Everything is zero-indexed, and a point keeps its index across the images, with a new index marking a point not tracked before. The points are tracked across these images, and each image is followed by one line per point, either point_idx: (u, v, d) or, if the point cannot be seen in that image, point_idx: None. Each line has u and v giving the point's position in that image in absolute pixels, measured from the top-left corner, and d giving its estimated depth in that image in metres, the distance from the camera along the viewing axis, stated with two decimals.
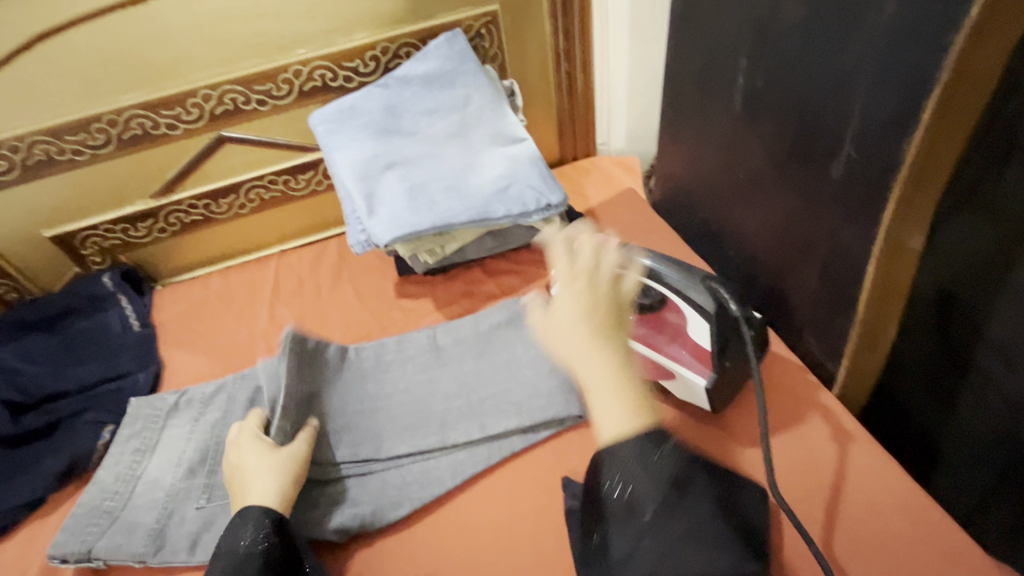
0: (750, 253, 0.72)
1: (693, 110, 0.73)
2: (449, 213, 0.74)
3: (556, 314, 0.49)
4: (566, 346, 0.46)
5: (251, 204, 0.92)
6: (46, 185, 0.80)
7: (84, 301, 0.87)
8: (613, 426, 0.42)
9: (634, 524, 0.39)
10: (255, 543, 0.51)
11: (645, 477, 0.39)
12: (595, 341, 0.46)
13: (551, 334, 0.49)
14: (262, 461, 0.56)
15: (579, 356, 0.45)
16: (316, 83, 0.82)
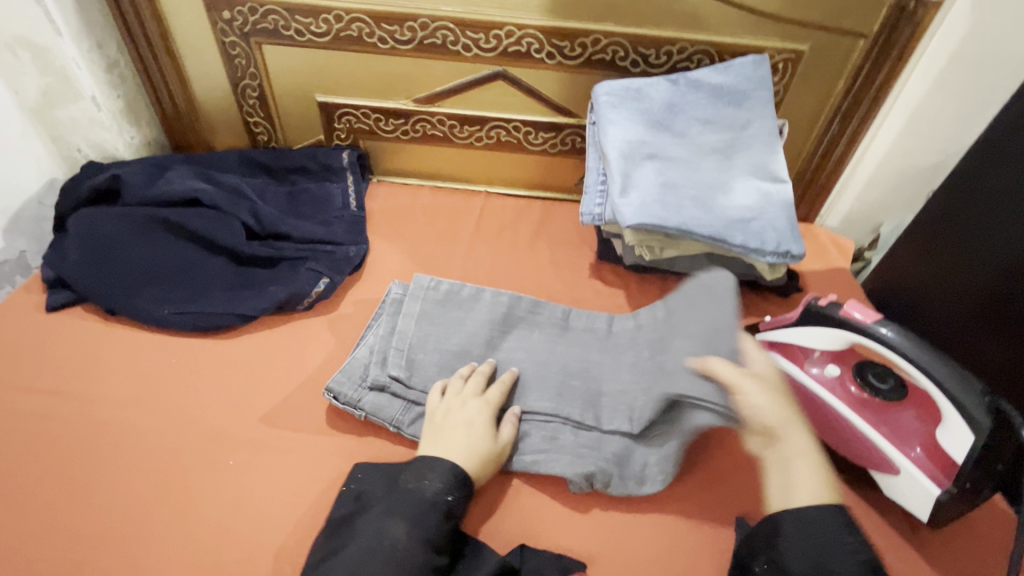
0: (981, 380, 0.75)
1: (957, 232, 0.78)
2: (693, 221, 0.74)
3: (756, 400, 0.54)
4: (773, 408, 0.53)
5: (486, 140, 0.97)
6: (341, 58, 0.88)
7: (319, 168, 0.96)
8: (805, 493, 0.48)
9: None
10: (439, 492, 0.53)
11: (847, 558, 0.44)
12: (789, 414, 0.53)
13: (748, 401, 0.54)
14: (480, 440, 0.58)
15: (774, 425, 0.53)
16: (604, 57, 0.85)
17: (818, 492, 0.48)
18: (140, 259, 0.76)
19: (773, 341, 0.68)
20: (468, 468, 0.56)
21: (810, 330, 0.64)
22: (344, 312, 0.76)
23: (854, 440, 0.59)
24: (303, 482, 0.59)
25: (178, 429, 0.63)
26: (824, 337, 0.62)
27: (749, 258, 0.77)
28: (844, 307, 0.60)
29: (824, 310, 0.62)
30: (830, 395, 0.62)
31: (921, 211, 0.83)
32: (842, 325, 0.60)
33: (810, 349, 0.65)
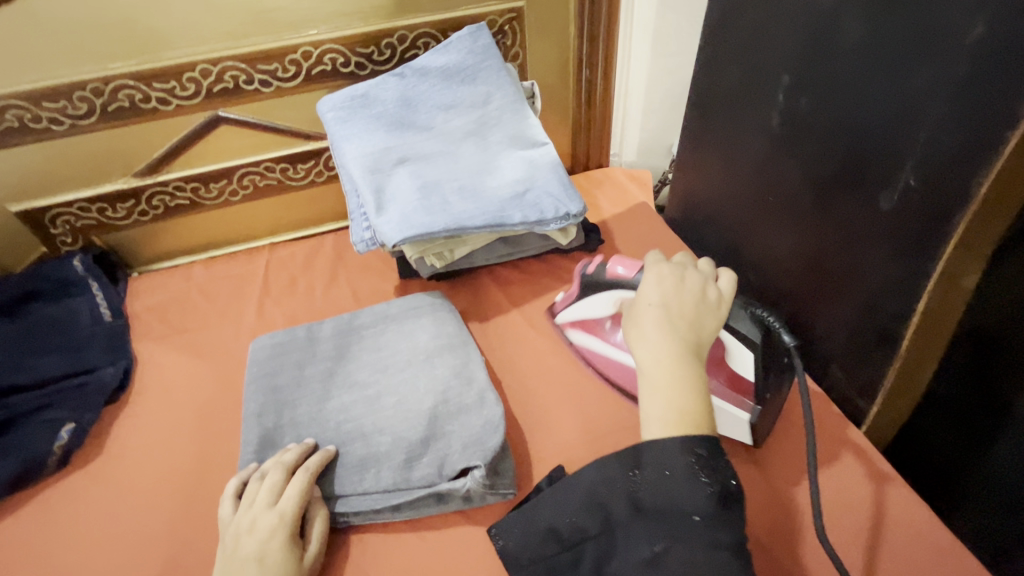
0: (776, 279, 0.70)
1: (719, 131, 0.73)
2: (464, 216, 0.69)
3: (641, 305, 0.52)
4: (644, 329, 0.50)
5: (243, 191, 0.85)
6: (15, 155, 0.73)
7: (51, 287, 0.79)
8: (658, 424, 0.46)
9: (675, 522, 0.43)
10: None
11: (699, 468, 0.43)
12: (648, 325, 0.51)
13: (640, 320, 0.51)
14: (258, 548, 0.48)
15: (651, 369, 0.48)
16: (325, 67, 0.76)
17: (670, 419, 0.46)
18: None
19: (572, 320, 0.68)
20: None
21: (589, 299, 0.65)
22: (112, 451, 0.64)
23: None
24: None
25: None
26: (602, 302, 0.63)
27: (537, 230, 0.74)
28: (611, 269, 0.62)
29: (596, 276, 0.64)
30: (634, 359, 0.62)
31: (686, 123, 0.80)
32: (613, 287, 0.62)
33: (600, 318, 0.65)
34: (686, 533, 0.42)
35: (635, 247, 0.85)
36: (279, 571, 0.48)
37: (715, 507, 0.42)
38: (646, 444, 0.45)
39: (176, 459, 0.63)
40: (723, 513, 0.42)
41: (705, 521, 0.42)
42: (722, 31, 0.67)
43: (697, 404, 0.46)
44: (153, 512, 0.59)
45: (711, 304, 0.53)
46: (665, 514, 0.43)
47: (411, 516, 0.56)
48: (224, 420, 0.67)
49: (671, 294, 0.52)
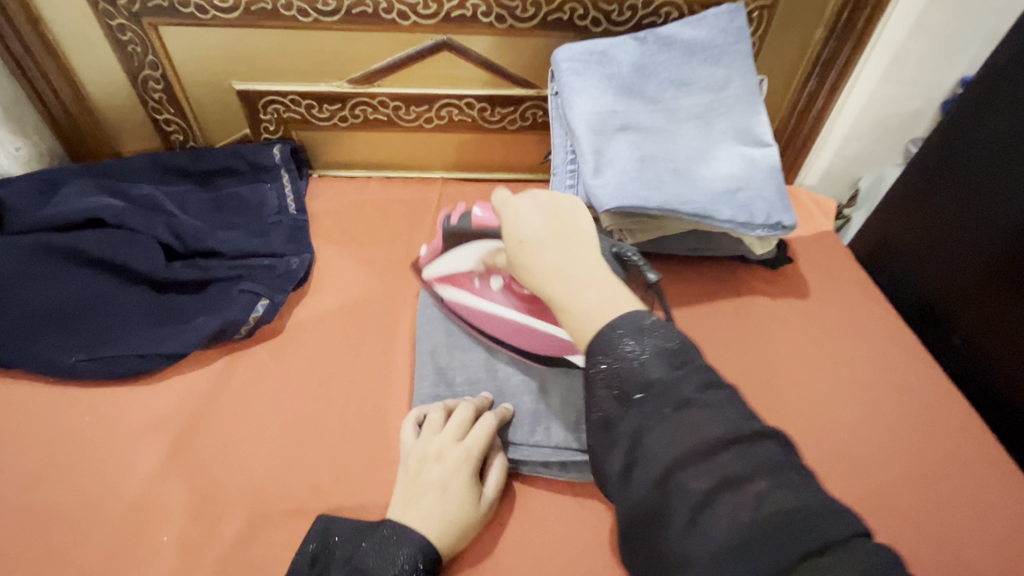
0: (997, 353, 0.68)
1: (960, 186, 0.72)
2: (676, 199, 0.65)
3: (530, 251, 0.44)
4: (552, 271, 0.43)
5: (437, 121, 0.86)
6: (255, 36, 0.75)
7: (248, 168, 0.83)
8: (605, 319, 0.41)
9: (653, 408, 0.37)
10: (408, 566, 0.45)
11: (644, 345, 0.39)
12: (526, 256, 0.45)
13: (537, 264, 0.44)
14: (444, 483, 0.50)
15: (567, 287, 0.43)
16: (563, 16, 0.75)
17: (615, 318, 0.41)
18: (35, 299, 0.63)
19: (440, 275, 0.65)
20: (443, 539, 0.48)
21: (454, 252, 0.61)
22: (291, 334, 0.66)
23: (539, 338, 0.58)
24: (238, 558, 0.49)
25: (96, 503, 0.51)
26: (472, 253, 0.60)
27: (738, 233, 0.70)
28: (475, 218, 0.58)
29: (460, 228, 0.59)
30: (499, 305, 0.61)
31: (913, 171, 0.78)
32: (479, 236, 0.58)
33: (469, 273, 0.62)
34: (654, 414, 0.37)
35: (823, 276, 0.79)
36: (460, 502, 0.49)
37: (666, 373, 0.38)
38: (598, 337, 0.40)
39: (346, 358, 0.64)
40: (666, 378, 0.38)
41: (671, 407, 0.37)
42: (1011, 86, 0.65)
43: (625, 299, 0.42)
44: (323, 403, 0.60)
45: (553, 224, 0.46)
46: (658, 407, 0.37)
47: (575, 480, 0.55)
48: (391, 334, 0.67)
49: (541, 228, 0.45)
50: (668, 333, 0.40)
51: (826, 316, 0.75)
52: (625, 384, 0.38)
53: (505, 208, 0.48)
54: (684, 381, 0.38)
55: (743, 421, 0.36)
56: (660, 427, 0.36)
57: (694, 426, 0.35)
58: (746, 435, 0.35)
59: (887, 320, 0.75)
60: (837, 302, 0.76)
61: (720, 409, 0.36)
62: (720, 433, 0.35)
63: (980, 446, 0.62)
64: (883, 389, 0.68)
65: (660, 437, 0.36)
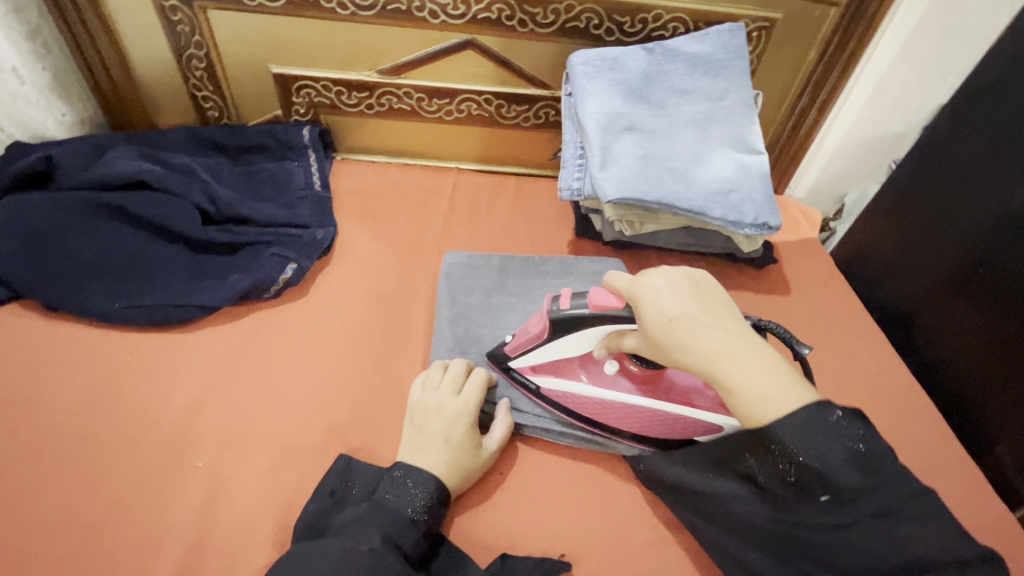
0: (955, 352, 0.75)
1: (932, 199, 0.79)
2: (673, 195, 0.72)
3: (688, 336, 0.48)
4: (744, 357, 0.47)
5: (457, 114, 0.92)
6: (295, 25, 0.82)
7: (278, 145, 0.88)
8: (777, 403, 0.45)
9: (878, 522, 0.43)
10: (422, 510, 0.51)
11: (834, 450, 0.43)
12: (693, 341, 0.48)
13: (696, 347, 0.47)
14: (448, 432, 0.56)
15: (725, 361, 0.47)
16: (579, 25, 0.81)
17: (788, 398, 0.45)
18: (84, 250, 0.69)
19: (534, 366, 0.61)
20: (446, 479, 0.54)
21: (563, 341, 0.57)
22: (315, 297, 0.72)
23: (670, 420, 0.58)
24: (265, 485, 0.55)
25: (140, 432, 0.58)
26: (583, 342, 0.57)
27: (728, 231, 0.76)
28: (594, 300, 0.54)
29: (572, 313, 0.55)
30: (620, 392, 0.59)
31: (891, 184, 0.86)
32: (602, 320, 0.54)
33: (573, 362, 0.60)
34: (848, 519, 0.44)
35: (804, 278, 0.86)
36: (461, 448, 0.55)
37: (859, 481, 0.43)
38: (835, 441, 0.44)
39: (365, 321, 0.70)
40: (858, 485, 0.43)
41: (868, 515, 0.43)
42: (978, 111, 0.73)
43: (794, 378, 0.47)
44: (343, 359, 0.66)
45: (711, 302, 0.50)
46: (835, 506, 0.44)
47: (573, 446, 0.61)
48: (407, 304, 0.73)
49: (690, 308, 0.49)
50: (855, 436, 0.44)
51: (804, 313, 0.81)
52: (816, 483, 0.45)
53: (640, 289, 0.51)
54: (879, 491, 0.43)
55: (958, 541, 0.41)
56: (842, 528, 0.44)
57: (885, 536, 0.42)
58: (961, 559, 0.41)
59: (860, 319, 0.81)
60: (815, 301, 0.83)
61: (921, 526, 0.42)
62: (914, 545, 0.41)
63: (934, 432, 0.69)
64: (851, 380, 0.74)
65: (854, 539, 0.43)
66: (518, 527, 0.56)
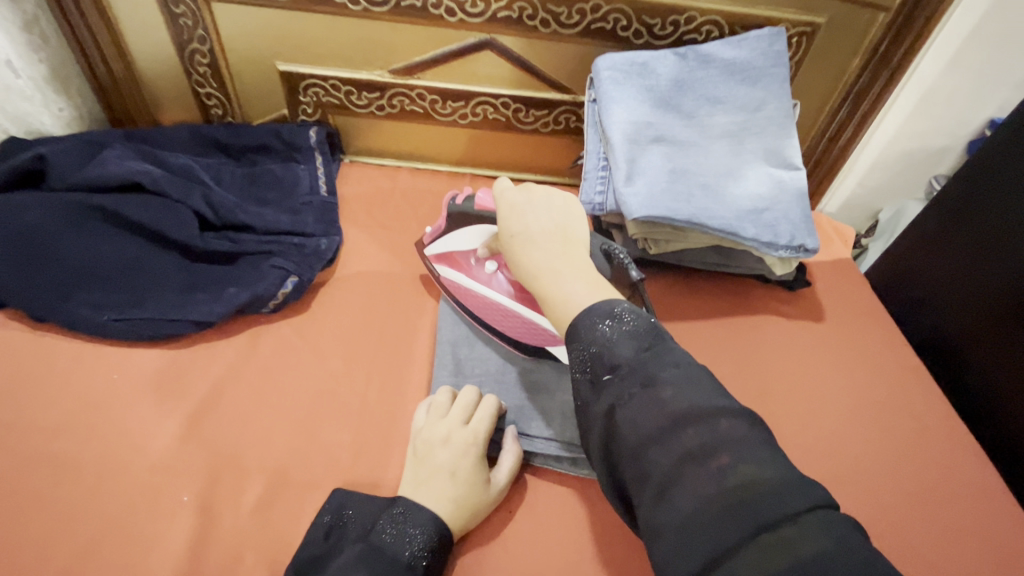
0: (1007, 392, 0.69)
1: (983, 224, 0.73)
2: (704, 212, 0.66)
3: (524, 247, 0.52)
4: (567, 265, 0.50)
5: (472, 117, 0.87)
6: (304, 20, 0.77)
7: (283, 147, 0.84)
8: (578, 299, 0.48)
9: (641, 386, 0.41)
10: (419, 554, 0.46)
11: (603, 330, 0.44)
12: (519, 248, 0.53)
13: (528, 252, 0.52)
14: (452, 467, 0.51)
15: (548, 272, 0.50)
16: (605, 26, 0.76)
17: (583, 297, 0.48)
18: (73, 257, 0.65)
19: (440, 254, 0.66)
20: (449, 520, 0.49)
21: (456, 232, 0.63)
22: (316, 312, 0.67)
23: (522, 324, 0.60)
24: (256, 523, 0.51)
25: (125, 458, 0.54)
26: (468, 234, 0.62)
27: (761, 252, 0.71)
28: (478, 200, 0.60)
29: (464, 208, 0.62)
30: (495, 290, 0.61)
31: (935, 205, 0.80)
32: (484, 218, 0.60)
33: (468, 254, 0.64)
34: (627, 391, 0.42)
35: (839, 302, 0.80)
36: (468, 484, 0.51)
37: (633, 354, 0.43)
38: (583, 318, 0.45)
39: (368, 340, 0.65)
40: (635, 359, 0.43)
41: (639, 386, 0.42)
42: None
43: (601, 284, 0.49)
44: (344, 382, 0.61)
45: (556, 222, 0.54)
46: (636, 382, 0.42)
47: (589, 479, 0.56)
48: (413, 321, 0.68)
49: (534, 225, 0.53)
50: (635, 320, 0.45)
51: (839, 341, 0.76)
52: (597, 360, 0.44)
53: (504, 199, 0.56)
54: (653, 363, 0.43)
55: (718, 398, 0.40)
56: (641, 399, 0.41)
57: (667, 398, 0.40)
58: (736, 414, 0.39)
59: (899, 350, 0.76)
60: (850, 328, 0.77)
61: (686, 385, 0.41)
62: (690, 409, 0.39)
63: (982, 480, 0.64)
64: (891, 416, 0.69)
65: (640, 412, 0.41)
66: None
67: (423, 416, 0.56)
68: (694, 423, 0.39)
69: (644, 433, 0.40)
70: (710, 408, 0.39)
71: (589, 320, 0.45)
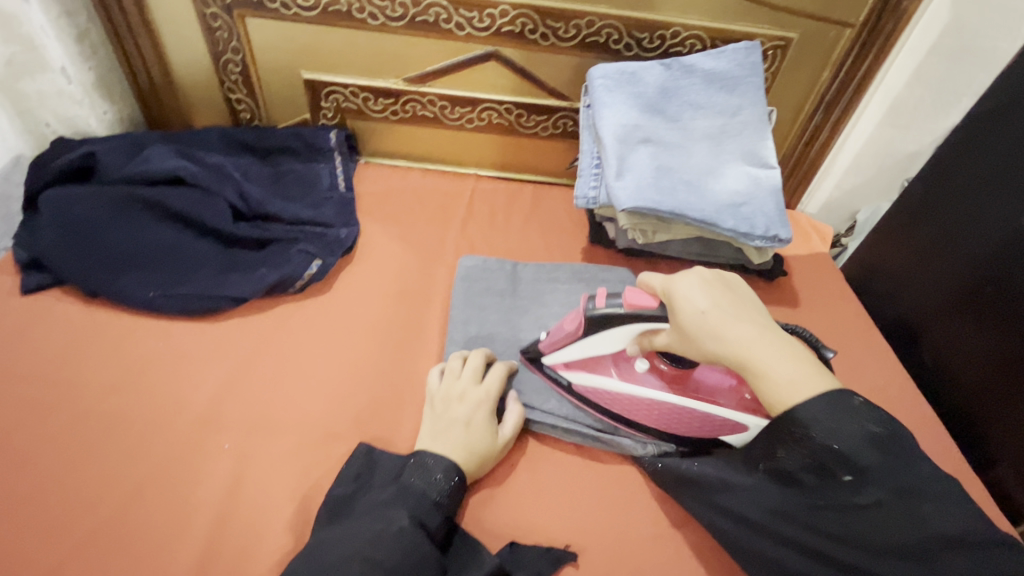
0: (958, 368, 0.77)
1: (942, 216, 0.81)
2: (687, 206, 0.74)
3: (726, 326, 0.50)
4: (763, 344, 0.50)
5: (479, 122, 0.95)
6: (328, 33, 0.86)
7: (306, 147, 0.92)
8: (798, 386, 0.47)
9: (870, 494, 0.45)
10: (443, 495, 0.53)
11: (854, 428, 0.45)
12: (716, 328, 0.51)
13: (720, 328, 0.51)
14: (462, 423, 0.58)
15: (750, 346, 0.50)
16: (599, 40, 0.84)
17: (815, 379, 0.48)
18: (120, 241, 0.72)
19: (566, 362, 0.63)
20: (463, 464, 0.56)
21: (594, 338, 0.59)
22: (337, 293, 0.75)
23: (698, 419, 0.60)
24: (288, 468, 0.58)
25: (172, 413, 0.61)
26: (616, 337, 0.58)
27: (739, 242, 0.78)
28: (629, 300, 0.56)
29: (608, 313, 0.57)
30: (649, 389, 0.61)
31: (900, 202, 0.87)
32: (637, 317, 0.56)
33: (610, 360, 0.62)
34: (866, 497, 0.45)
35: (814, 291, 0.87)
36: (480, 433, 0.58)
37: (880, 460, 0.44)
38: (814, 421, 0.46)
39: (386, 319, 0.73)
40: (878, 465, 0.44)
41: (891, 493, 0.44)
42: (991, 128, 0.74)
43: (814, 362, 0.50)
44: (364, 354, 0.68)
45: (754, 300, 0.55)
46: (878, 499, 0.44)
47: (577, 442, 0.63)
48: (426, 304, 0.75)
49: (722, 300, 0.53)
50: (874, 418, 0.46)
51: (814, 325, 0.83)
52: (830, 460, 0.46)
53: (675, 286, 0.54)
54: (899, 471, 0.44)
55: (963, 503, 0.44)
56: (872, 516, 0.45)
57: (916, 521, 0.43)
58: (964, 529, 0.43)
59: (868, 334, 0.83)
60: (824, 314, 0.84)
61: (940, 505, 0.43)
62: (952, 532, 0.43)
63: (939, 448, 0.70)
64: (859, 392, 0.75)
65: (880, 525, 0.44)
66: (528, 518, 0.58)
67: (434, 380, 0.63)
68: (912, 531, 0.44)
69: (876, 536, 0.45)
70: (954, 532, 0.43)
71: (845, 422, 0.45)
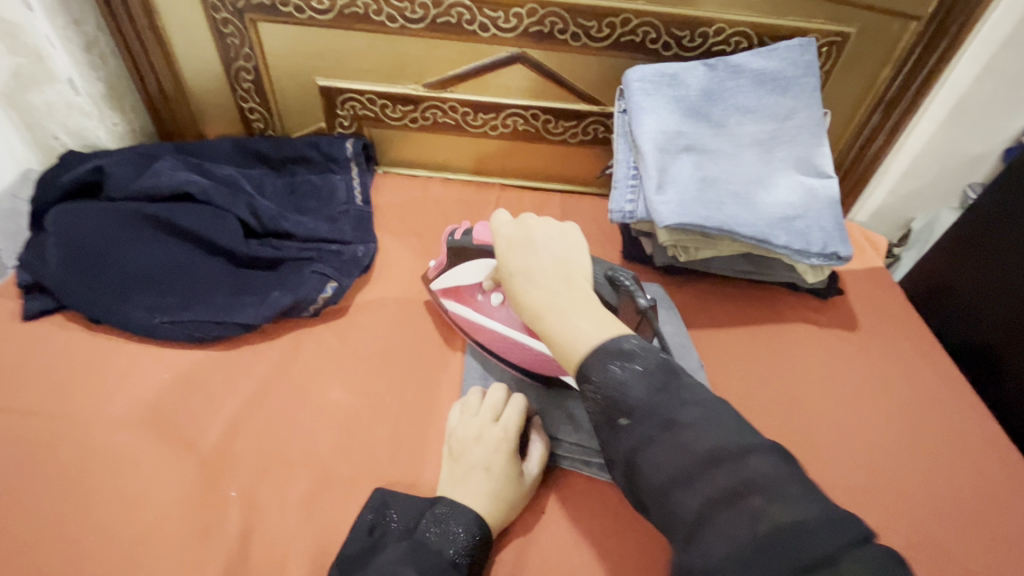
0: None
1: (1021, 231, 0.72)
2: (736, 220, 0.67)
3: (527, 286, 0.49)
4: (556, 299, 0.47)
5: (503, 129, 0.89)
6: (344, 37, 0.80)
7: (321, 158, 0.87)
8: (584, 337, 0.45)
9: (648, 429, 0.39)
10: (461, 554, 0.47)
11: (620, 368, 0.42)
12: (516, 285, 0.50)
13: (523, 285, 0.50)
14: (485, 466, 0.52)
15: (546, 306, 0.47)
16: (635, 39, 0.78)
17: (598, 332, 0.45)
18: (126, 263, 0.68)
19: (444, 288, 0.67)
20: (488, 516, 0.50)
21: (457, 267, 0.64)
22: (354, 316, 0.70)
23: (536, 355, 0.59)
24: (300, 518, 0.53)
25: (178, 453, 0.56)
26: (473, 267, 0.62)
27: (793, 260, 0.71)
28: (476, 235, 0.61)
29: (461, 243, 0.63)
30: (499, 321, 0.62)
31: (968, 214, 0.79)
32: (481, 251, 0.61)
33: (473, 288, 0.64)
34: (643, 435, 0.39)
35: (873, 311, 0.79)
36: (504, 478, 0.52)
37: (648, 394, 0.40)
38: (597, 367, 0.42)
39: (405, 346, 0.67)
40: (649, 400, 0.40)
41: (659, 427, 0.39)
42: None
43: (601, 316, 0.46)
44: (382, 385, 0.63)
45: (576, 261, 0.51)
46: (662, 436, 0.38)
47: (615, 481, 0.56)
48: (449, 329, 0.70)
49: (544, 261, 0.51)
50: (648, 356, 0.43)
51: (875, 350, 0.75)
52: (617, 406, 0.41)
53: (497, 237, 0.54)
54: (664, 402, 0.40)
55: (744, 434, 0.37)
56: (655, 450, 0.38)
57: (677, 444, 0.37)
58: (731, 452, 0.36)
59: (937, 360, 0.74)
60: (886, 337, 0.76)
61: (701, 426, 0.38)
62: (713, 450, 0.36)
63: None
64: (931, 427, 0.67)
65: (650, 457, 0.38)
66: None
67: (455, 417, 0.58)
68: (699, 468, 0.36)
69: (663, 481, 0.37)
70: (737, 449, 0.36)
71: (621, 365, 0.42)
